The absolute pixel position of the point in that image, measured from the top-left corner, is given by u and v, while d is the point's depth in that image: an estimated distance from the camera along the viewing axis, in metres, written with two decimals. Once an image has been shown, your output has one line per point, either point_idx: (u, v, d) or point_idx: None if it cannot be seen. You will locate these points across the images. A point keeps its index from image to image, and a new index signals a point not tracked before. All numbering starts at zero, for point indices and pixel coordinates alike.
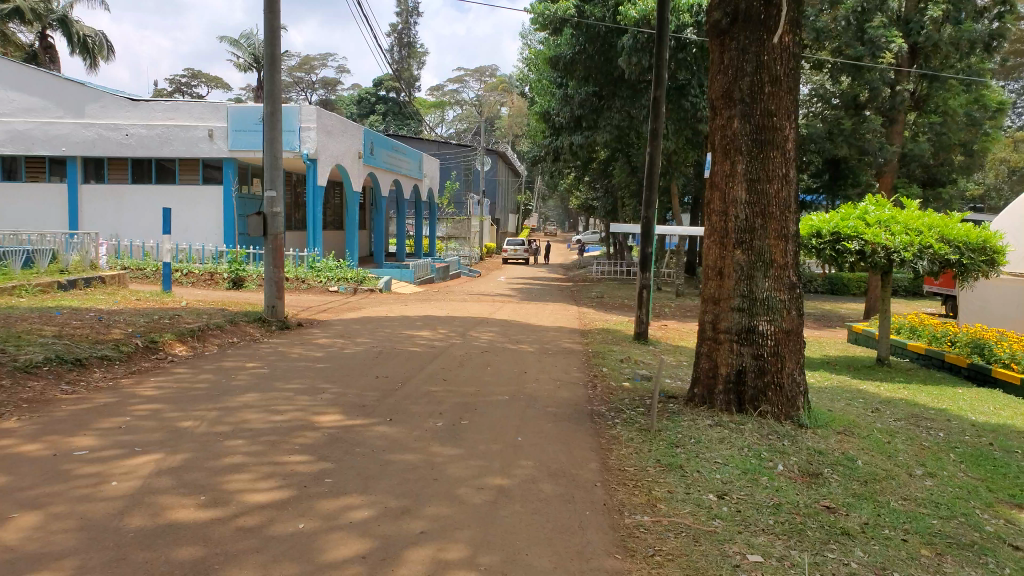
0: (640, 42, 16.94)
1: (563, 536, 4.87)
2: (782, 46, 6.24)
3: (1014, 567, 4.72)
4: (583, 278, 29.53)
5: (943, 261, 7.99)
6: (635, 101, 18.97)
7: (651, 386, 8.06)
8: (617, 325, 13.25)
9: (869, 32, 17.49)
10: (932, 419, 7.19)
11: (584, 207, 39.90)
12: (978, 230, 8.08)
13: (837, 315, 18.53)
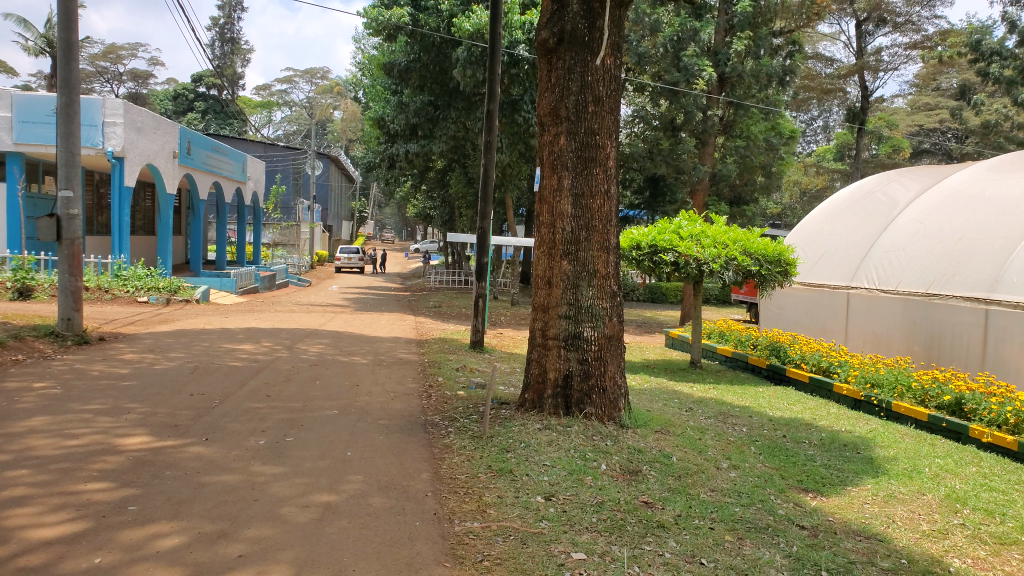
0: (474, 55, 17.15)
1: (393, 548, 4.81)
2: (604, 68, 6.63)
3: (801, 544, 5.29)
4: (419, 288, 29.38)
5: (746, 272, 8.78)
6: (470, 112, 19.30)
7: (485, 393, 8.16)
8: (453, 334, 13.33)
9: (684, 61, 18.51)
10: (736, 416, 7.91)
11: (421, 215, 39.77)
12: (774, 245, 8.93)
13: (656, 322, 19.79)
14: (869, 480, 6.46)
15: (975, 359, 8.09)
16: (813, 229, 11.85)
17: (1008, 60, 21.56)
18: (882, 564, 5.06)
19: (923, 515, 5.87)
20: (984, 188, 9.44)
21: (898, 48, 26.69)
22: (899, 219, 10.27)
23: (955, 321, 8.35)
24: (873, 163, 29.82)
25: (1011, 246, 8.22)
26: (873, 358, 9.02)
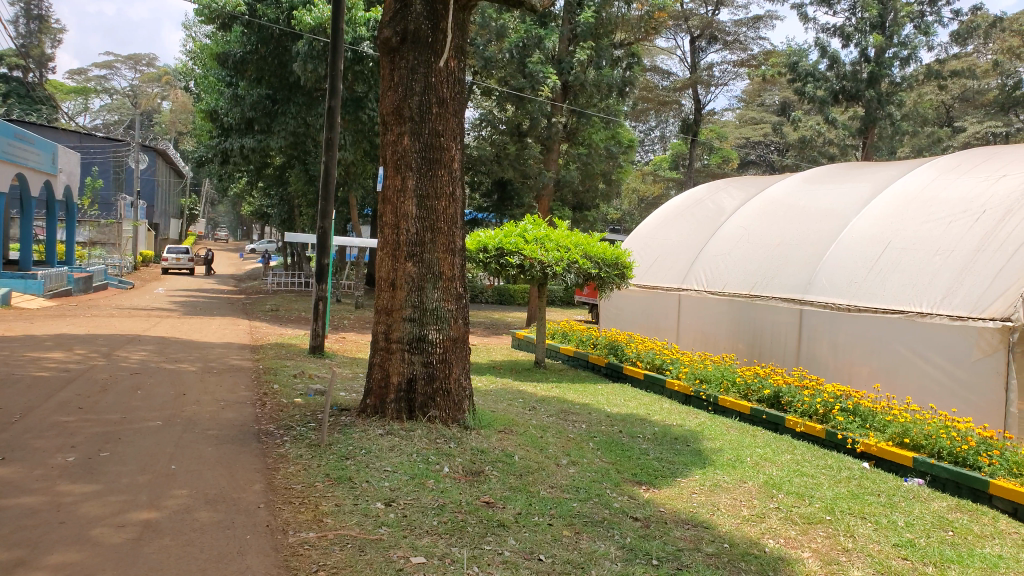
0: (316, 49, 16.75)
1: (219, 564, 4.57)
2: (448, 70, 6.79)
3: (634, 535, 5.55)
4: (254, 291, 28.14)
5: (587, 275, 9.12)
6: (310, 108, 18.43)
7: (324, 399, 7.97)
8: (292, 339, 12.90)
9: (529, 67, 18.77)
10: (576, 413, 8.20)
11: (258, 215, 38.22)
12: (613, 249, 9.34)
13: (504, 323, 20.08)
14: (696, 471, 6.88)
15: (791, 356, 8.81)
16: (655, 236, 12.48)
17: (820, 82, 23.76)
18: (706, 549, 5.41)
19: (743, 501, 6.33)
20: (799, 197, 10.27)
21: (728, 65, 28.70)
22: (727, 227, 11.00)
23: (774, 321, 9.04)
24: (706, 173, 31.81)
25: (820, 251, 8.96)
26: (702, 355, 9.67)
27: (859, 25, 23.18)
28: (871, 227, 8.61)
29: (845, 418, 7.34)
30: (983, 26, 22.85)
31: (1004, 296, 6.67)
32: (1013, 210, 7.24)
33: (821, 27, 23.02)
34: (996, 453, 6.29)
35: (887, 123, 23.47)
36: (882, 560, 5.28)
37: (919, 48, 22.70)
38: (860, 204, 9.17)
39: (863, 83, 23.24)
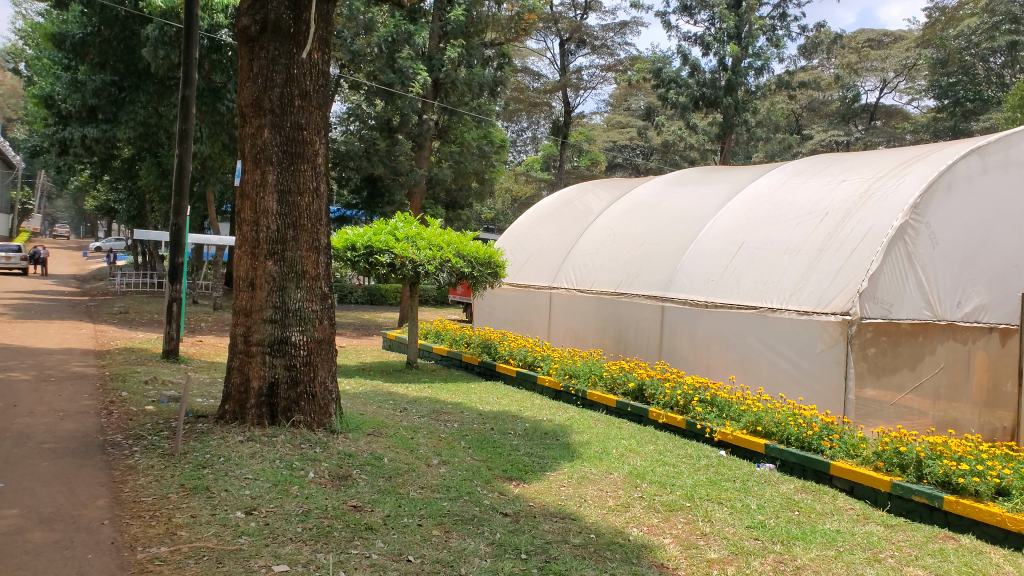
0: (167, 35, 15.95)
1: None
2: (311, 62, 6.83)
3: (504, 530, 5.61)
4: (100, 292, 26.39)
5: (460, 273, 9.18)
6: (163, 98, 17.65)
7: (179, 406, 7.58)
8: (143, 343, 12.15)
9: (399, 62, 18.08)
10: (448, 412, 8.21)
11: (103, 210, 35.73)
12: (485, 247, 9.43)
13: (375, 323, 19.81)
14: (565, 464, 7.05)
15: (653, 350, 9.20)
16: (526, 236, 12.72)
17: (681, 88, 24.77)
18: (573, 540, 5.55)
19: (609, 492, 6.54)
20: (660, 199, 10.79)
21: (596, 69, 29.59)
22: (594, 227, 11.38)
23: (637, 317, 9.43)
24: (576, 173, 32.62)
25: (679, 250, 9.41)
26: (570, 351, 9.96)
27: (717, 35, 24.42)
28: (727, 227, 9.09)
29: (703, 409, 7.75)
30: (825, 42, 24.63)
31: (843, 293, 7.10)
32: (851, 213, 7.75)
33: (683, 36, 24.04)
34: (835, 436, 6.84)
35: (743, 128, 24.81)
36: (736, 542, 5.62)
37: (771, 60, 24.20)
38: (716, 204, 9.73)
39: (722, 90, 24.41)
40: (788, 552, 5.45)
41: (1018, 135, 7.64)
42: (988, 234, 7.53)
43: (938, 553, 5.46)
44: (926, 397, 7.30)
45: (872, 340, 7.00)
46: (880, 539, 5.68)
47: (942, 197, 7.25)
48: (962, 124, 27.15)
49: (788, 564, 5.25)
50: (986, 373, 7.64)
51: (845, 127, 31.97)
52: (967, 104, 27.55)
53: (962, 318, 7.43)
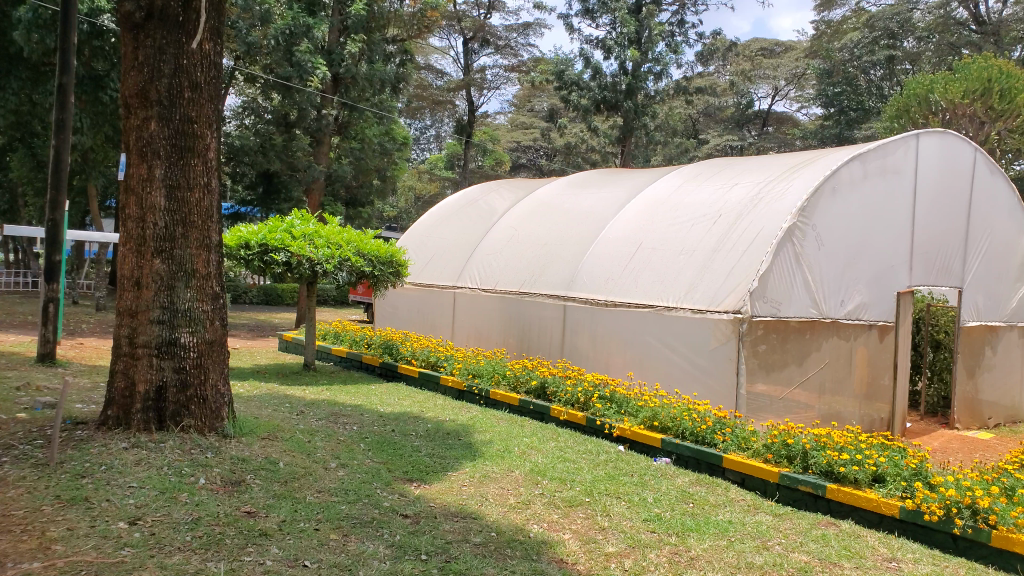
0: (42, 18, 14.91)
1: None
2: (201, 54, 6.59)
3: (404, 532, 5.56)
4: None
5: (359, 273, 9.06)
6: (37, 85, 16.36)
7: (54, 413, 7.19)
8: (13, 347, 11.39)
9: (296, 55, 17.07)
10: (347, 415, 8.09)
11: None
12: (387, 246, 9.35)
13: (270, 324, 19.27)
14: (467, 464, 7.05)
15: (555, 348, 9.35)
16: (428, 235, 12.68)
17: (584, 91, 25.37)
18: (474, 539, 5.56)
19: (510, 489, 6.59)
20: (563, 200, 10.96)
21: (500, 68, 30.22)
22: (497, 227, 11.45)
23: (541, 316, 9.54)
24: (481, 173, 32.77)
25: (581, 250, 9.56)
26: (474, 350, 10.01)
27: (619, 40, 24.88)
28: (628, 227, 9.30)
29: (603, 405, 7.93)
30: (721, 50, 25.53)
31: (735, 291, 7.33)
32: (743, 215, 8.04)
33: (584, 38, 24.53)
34: (727, 430, 7.10)
35: (642, 132, 25.61)
36: (633, 535, 5.77)
37: (670, 65, 25.29)
38: (616, 205, 9.95)
39: (623, 94, 25.02)
40: (682, 543, 5.63)
41: (895, 143, 8.10)
42: (867, 236, 7.95)
43: (821, 538, 5.81)
44: (812, 391, 7.67)
45: (762, 337, 7.28)
46: (769, 527, 5.96)
47: (827, 200, 7.60)
48: (847, 132, 29.05)
49: (682, 555, 5.42)
50: (866, 368, 8.11)
51: (738, 132, 33.83)
52: (849, 113, 29.63)
53: (845, 316, 7.84)
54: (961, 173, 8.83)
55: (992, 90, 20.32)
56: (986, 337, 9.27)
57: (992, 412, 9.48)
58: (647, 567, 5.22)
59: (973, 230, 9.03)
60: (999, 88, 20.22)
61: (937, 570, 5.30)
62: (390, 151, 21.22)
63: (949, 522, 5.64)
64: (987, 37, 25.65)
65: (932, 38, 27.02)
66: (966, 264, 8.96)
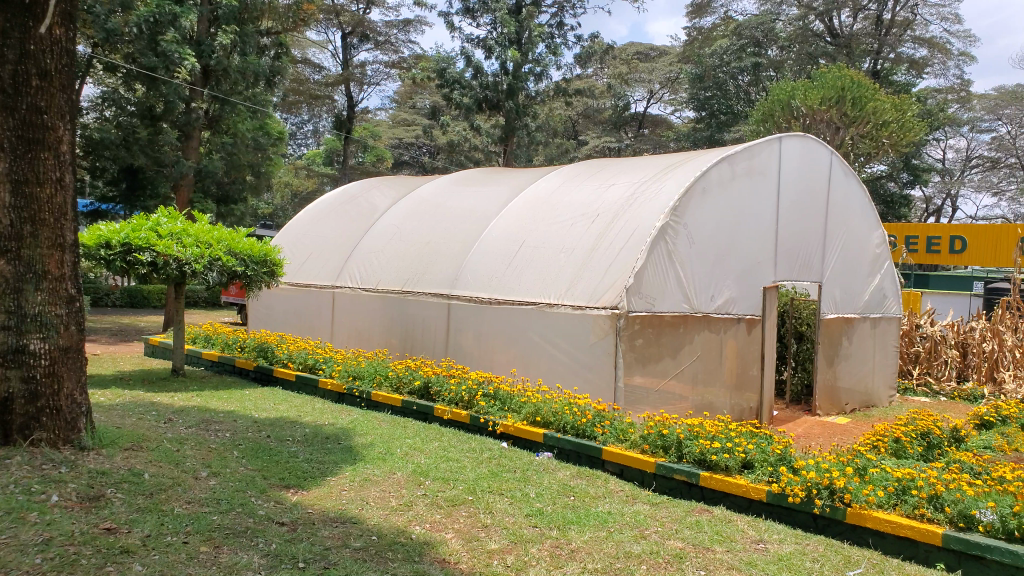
0: None
1: None
2: (51, 39, 6.13)
3: (280, 540, 5.37)
4: None
5: (231, 273, 8.78)
6: None
7: None
8: None
9: (161, 46, 16.32)
10: (220, 422, 7.79)
11: None
12: (261, 245, 9.11)
13: (135, 328, 18.18)
14: (347, 468, 6.90)
15: (440, 348, 9.33)
16: (305, 235, 12.35)
17: (465, 90, 25.50)
18: (354, 543, 5.45)
19: (392, 492, 6.49)
20: (445, 199, 10.94)
21: (380, 65, 30.76)
22: (378, 226, 11.29)
23: (425, 315, 9.49)
24: (361, 169, 32.52)
25: (465, 248, 9.57)
26: (355, 352, 9.85)
27: (499, 40, 25.19)
28: (510, 226, 9.38)
29: (486, 403, 7.97)
30: (598, 53, 26.20)
31: (612, 288, 7.53)
32: (620, 215, 8.26)
33: (466, 38, 24.51)
34: (606, 423, 7.28)
35: (524, 133, 25.97)
36: (516, 530, 5.81)
37: (549, 67, 25.74)
38: (499, 204, 10.03)
39: (504, 94, 25.53)
40: (563, 536, 5.73)
41: (760, 146, 8.53)
42: (734, 235, 8.35)
43: (695, 525, 6.05)
44: (686, 382, 7.97)
45: (639, 331, 7.50)
46: (646, 517, 6.15)
47: (697, 200, 7.92)
48: (718, 134, 30.58)
49: (563, 548, 5.50)
50: (735, 360, 8.52)
51: (616, 134, 35.43)
52: (719, 116, 30.70)
53: (715, 310, 8.20)
54: (820, 175, 9.44)
55: (845, 98, 23.57)
56: (843, 328, 9.94)
57: (849, 398, 10.16)
58: (528, 562, 5.27)
59: (830, 229, 9.67)
60: (850, 96, 23.52)
61: (799, 549, 5.63)
62: (265, 147, 20.65)
63: (810, 503, 6.01)
64: (840, 50, 29.52)
65: (793, 47, 30.08)
66: (825, 261, 9.57)
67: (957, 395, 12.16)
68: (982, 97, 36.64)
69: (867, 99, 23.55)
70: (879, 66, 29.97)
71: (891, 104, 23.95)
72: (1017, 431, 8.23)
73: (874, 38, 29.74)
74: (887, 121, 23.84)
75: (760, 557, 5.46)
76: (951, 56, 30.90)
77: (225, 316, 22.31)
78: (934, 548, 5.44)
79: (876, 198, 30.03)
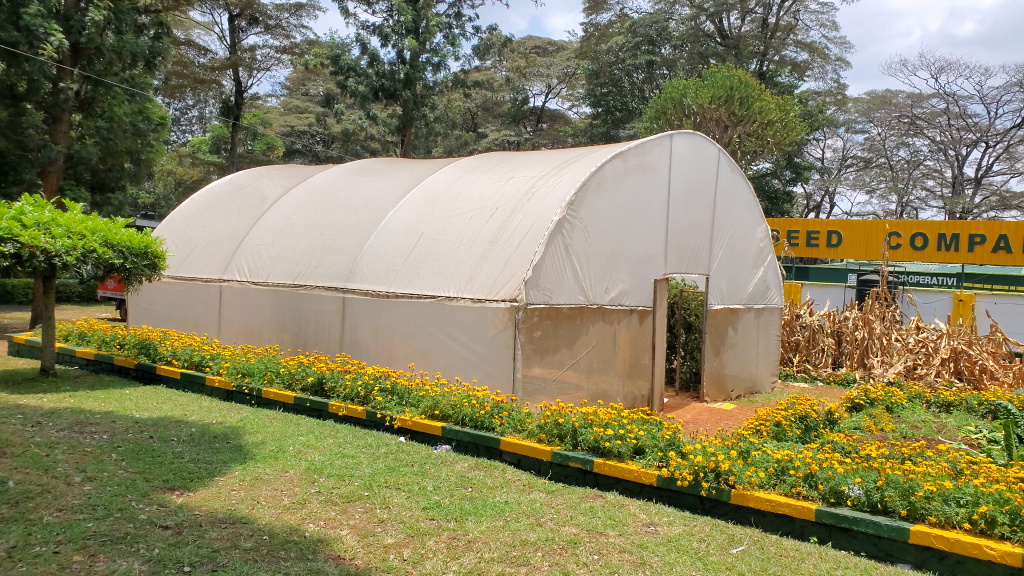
0: None
1: None
2: None
3: (164, 545, 5.13)
4: None
5: (108, 265, 8.36)
6: None
7: None
8: None
9: (24, 19, 15.00)
10: (96, 423, 7.39)
11: None
12: (140, 236, 8.71)
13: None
14: (236, 467, 6.68)
15: (335, 342, 9.16)
16: (191, 226, 11.81)
17: (360, 78, 24.75)
18: (245, 544, 5.28)
19: (284, 490, 6.32)
20: (341, 188, 10.71)
21: (270, 50, 30.02)
22: (270, 216, 10.94)
23: (319, 308, 9.29)
24: (249, 158, 31.51)
25: (361, 240, 9.41)
26: (245, 348, 9.54)
27: (395, 28, 24.86)
28: (408, 217, 9.29)
29: (383, 398, 7.89)
30: (496, 45, 26.23)
31: (511, 281, 7.58)
32: (518, 208, 8.34)
33: (361, 24, 23.97)
34: (504, 413, 7.35)
35: (422, 122, 26.08)
36: (412, 524, 5.78)
37: (447, 57, 25.58)
38: (396, 195, 9.93)
39: (400, 83, 25.06)
40: (460, 527, 5.74)
41: (652, 142, 8.82)
42: (626, 230, 8.59)
43: (589, 511, 6.21)
44: (581, 372, 8.15)
45: (538, 323, 7.62)
46: (542, 504, 6.26)
47: (592, 195, 8.09)
48: (613, 130, 31.32)
49: (460, 539, 5.53)
50: (628, 349, 8.78)
51: (514, 127, 35.73)
52: (615, 112, 31.79)
53: (609, 302, 8.42)
54: (707, 172, 9.85)
55: (734, 97, 24.53)
56: (729, 318, 10.42)
57: (734, 385, 10.67)
58: (426, 555, 5.26)
59: (717, 223, 10.11)
60: (739, 95, 24.48)
61: (686, 530, 5.88)
62: (144, 132, 19.23)
63: (697, 486, 6.28)
64: (729, 51, 31.15)
65: (685, 46, 30.94)
66: (711, 254, 10.00)
67: (832, 379, 13.01)
68: (856, 101, 39.18)
69: (754, 99, 24.62)
70: (765, 67, 31.48)
71: (775, 104, 25.19)
72: (883, 412, 8.91)
73: (760, 41, 31.46)
74: (772, 121, 25.07)
75: (650, 539, 5.67)
76: (829, 61, 32.70)
77: (102, 312, 21.05)
78: (807, 523, 5.82)
79: (761, 194, 31.38)
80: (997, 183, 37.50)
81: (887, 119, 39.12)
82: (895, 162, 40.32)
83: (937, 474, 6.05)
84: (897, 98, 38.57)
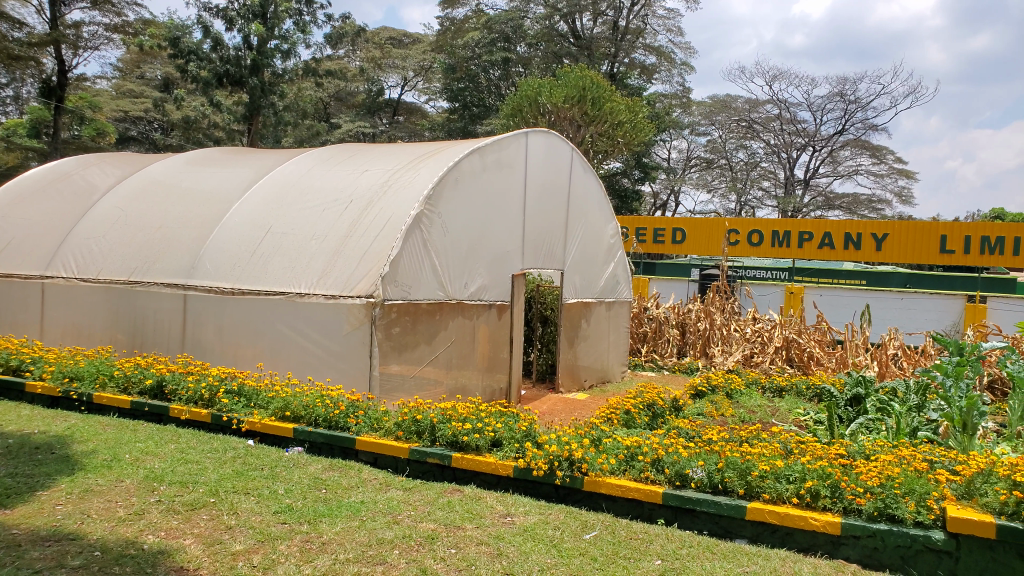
0: None
1: None
2: None
3: None
4: None
5: None
6: None
7: None
8: None
9: None
10: None
11: None
12: None
13: None
14: (62, 480, 6.16)
15: (177, 342, 8.67)
16: (7, 219, 10.75)
17: (203, 62, 23.42)
18: (71, 563, 4.87)
19: (119, 502, 5.89)
20: (184, 178, 10.10)
21: (98, 27, 27.67)
22: (101, 208, 10.14)
23: (159, 307, 8.76)
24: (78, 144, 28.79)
25: (206, 233, 8.92)
26: (72, 351, 8.84)
27: (241, 11, 23.76)
28: (256, 210, 8.90)
29: (229, 400, 7.55)
30: (349, 34, 25.62)
31: (367, 276, 7.45)
32: (372, 202, 8.19)
33: (203, 5, 22.66)
34: (360, 413, 7.20)
35: (270, 111, 25.03)
36: (263, 529, 5.55)
37: (297, 44, 24.76)
38: (243, 186, 9.48)
39: (246, 70, 24.00)
40: (314, 530, 5.57)
41: (508, 139, 8.93)
42: (483, 225, 8.67)
43: (446, 506, 6.22)
44: (440, 367, 8.15)
45: (396, 320, 7.53)
46: (399, 502, 6.21)
47: (450, 190, 8.07)
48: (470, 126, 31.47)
49: (313, 542, 5.37)
50: (486, 343, 8.88)
51: (369, 119, 35.14)
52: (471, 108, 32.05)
53: (468, 297, 8.47)
54: (561, 169, 10.12)
55: (587, 98, 25.33)
56: (583, 312, 10.78)
57: (588, 375, 11.08)
58: (276, 560, 5.07)
59: (571, 219, 10.43)
60: (591, 96, 25.31)
61: (542, 519, 6.02)
62: None
63: (551, 475, 6.42)
64: (582, 52, 31.99)
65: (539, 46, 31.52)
66: (566, 249, 10.31)
67: (677, 368, 13.79)
68: (700, 104, 41.19)
69: (604, 100, 25.57)
70: (616, 69, 32.98)
71: (625, 106, 26.31)
72: (725, 398, 9.54)
73: (611, 43, 32.46)
74: (621, 121, 26.21)
75: (507, 530, 5.76)
76: (675, 64, 34.41)
77: None
78: (655, 505, 6.10)
79: (612, 192, 33.01)
80: (824, 185, 41.13)
81: (727, 122, 42.23)
82: (735, 164, 42.93)
83: (769, 454, 6.51)
84: (736, 103, 41.78)
